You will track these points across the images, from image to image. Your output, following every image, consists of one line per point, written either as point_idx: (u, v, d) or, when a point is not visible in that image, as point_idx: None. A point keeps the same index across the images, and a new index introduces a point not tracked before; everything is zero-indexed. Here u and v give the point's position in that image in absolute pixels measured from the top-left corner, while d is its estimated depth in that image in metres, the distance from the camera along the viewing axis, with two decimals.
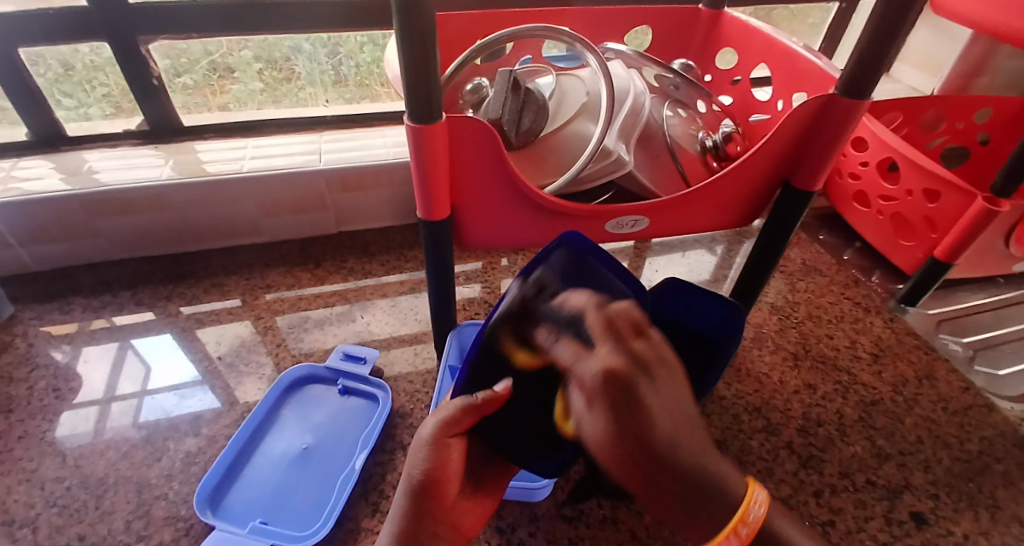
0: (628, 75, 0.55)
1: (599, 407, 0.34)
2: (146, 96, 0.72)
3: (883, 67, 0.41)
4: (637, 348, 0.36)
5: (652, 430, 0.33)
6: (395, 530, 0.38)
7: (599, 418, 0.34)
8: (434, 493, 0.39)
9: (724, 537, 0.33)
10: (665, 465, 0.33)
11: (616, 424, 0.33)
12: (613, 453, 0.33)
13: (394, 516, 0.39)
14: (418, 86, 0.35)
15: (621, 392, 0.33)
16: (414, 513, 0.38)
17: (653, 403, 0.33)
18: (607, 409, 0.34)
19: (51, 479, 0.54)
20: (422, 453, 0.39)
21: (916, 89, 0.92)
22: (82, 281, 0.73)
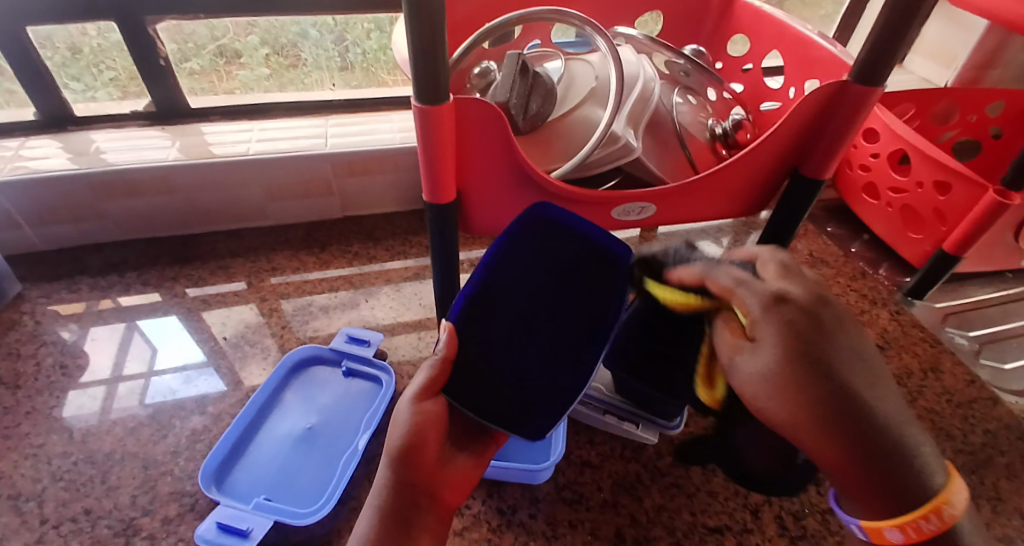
0: (638, 61, 0.55)
1: (772, 344, 0.31)
2: (152, 75, 0.71)
3: (897, 55, 0.40)
4: (797, 297, 0.32)
5: (835, 370, 0.30)
6: (378, 502, 0.35)
7: (773, 341, 0.31)
8: (417, 458, 0.37)
9: (914, 520, 0.29)
10: (849, 404, 0.29)
11: (804, 377, 0.30)
12: (798, 419, 0.29)
13: (378, 491, 0.36)
14: (427, 67, 0.35)
15: (800, 348, 0.30)
16: (398, 481, 0.36)
17: (840, 357, 0.30)
18: (789, 368, 0.30)
19: (59, 454, 0.54)
20: (406, 414, 0.38)
21: (928, 80, 0.90)
22: (90, 261, 0.74)
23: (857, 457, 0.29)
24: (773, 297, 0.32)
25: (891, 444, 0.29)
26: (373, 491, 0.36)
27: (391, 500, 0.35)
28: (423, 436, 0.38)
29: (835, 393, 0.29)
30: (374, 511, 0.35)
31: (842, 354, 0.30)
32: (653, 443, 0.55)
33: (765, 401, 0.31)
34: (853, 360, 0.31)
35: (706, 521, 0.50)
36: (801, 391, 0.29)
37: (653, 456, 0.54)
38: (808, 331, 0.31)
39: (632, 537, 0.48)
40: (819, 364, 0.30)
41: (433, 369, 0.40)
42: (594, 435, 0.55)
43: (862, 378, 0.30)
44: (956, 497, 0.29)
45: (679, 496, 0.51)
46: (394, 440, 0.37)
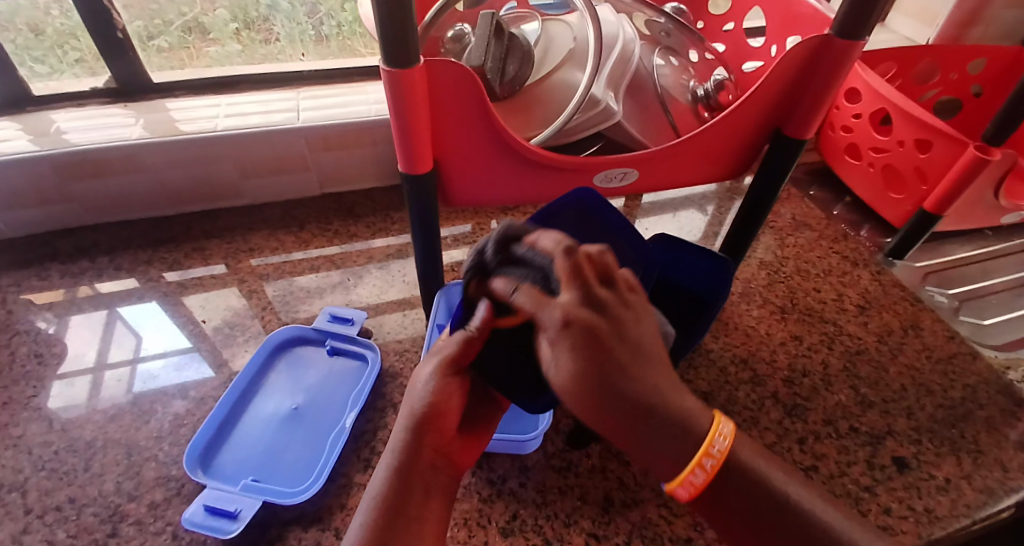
0: (618, 21, 0.53)
1: (569, 357, 0.31)
2: (114, 52, 0.68)
3: (879, 7, 0.39)
4: (597, 291, 0.33)
5: (632, 346, 0.32)
6: (393, 463, 0.36)
7: (567, 363, 0.32)
8: (437, 428, 0.38)
9: (688, 472, 0.32)
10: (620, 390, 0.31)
11: (591, 364, 0.31)
12: (582, 396, 0.31)
13: (391, 453, 0.37)
14: (393, 29, 0.34)
15: (587, 343, 0.31)
16: (413, 449, 0.37)
17: (631, 334, 0.32)
18: (573, 353, 0.31)
19: (39, 444, 0.53)
20: (430, 386, 0.38)
21: (910, 39, 0.90)
22: (60, 247, 0.71)
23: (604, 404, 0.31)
24: (594, 271, 0.34)
25: (658, 408, 0.32)
26: (386, 452, 0.37)
27: (404, 466, 0.36)
28: (442, 411, 0.38)
29: (605, 381, 0.31)
30: (387, 471, 0.36)
31: (631, 342, 0.32)
32: None
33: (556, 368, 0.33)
34: (652, 340, 0.33)
35: None
36: (592, 375, 0.31)
37: None
38: (600, 328, 0.32)
39: (621, 502, 0.49)
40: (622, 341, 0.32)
41: (462, 342, 0.38)
42: None
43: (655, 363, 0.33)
44: (722, 430, 0.32)
45: None
46: (416, 406, 0.37)
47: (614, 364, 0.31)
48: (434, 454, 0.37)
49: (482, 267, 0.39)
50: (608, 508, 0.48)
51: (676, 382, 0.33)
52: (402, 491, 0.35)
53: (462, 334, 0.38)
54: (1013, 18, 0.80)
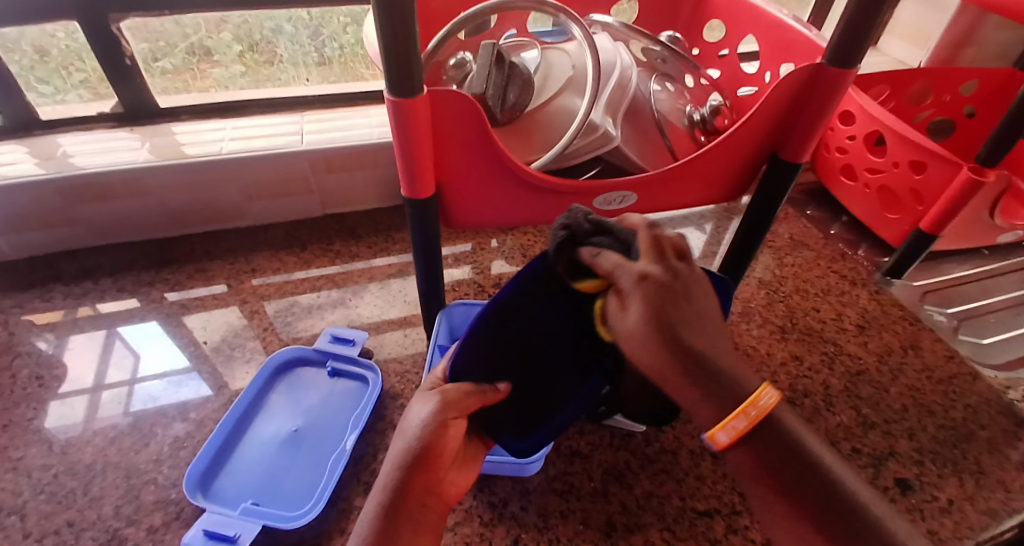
0: (615, 49, 0.54)
1: (638, 306, 0.32)
2: (121, 76, 0.69)
3: (871, 35, 0.41)
4: (674, 262, 0.34)
5: (696, 310, 0.32)
6: (382, 499, 0.36)
7: (638, 311, 0.32)
8: (430, 465, 0.38)
9: (732, 416, 0.31)
10: (677, 341, 0.31)
11: (658, 313, 0.31)
12: (642, 344, 0.32)
13: (383, 489, 0.37)
14: (397, 59, 0.34)
15: (659, 294, 0.32)
16: (403, 485, 0.36)
17: (690, 325, 0.32)
18: (642, 304, 0.32)
19: (38, 467, 0.53)
20: (423, 427, 0.38)
21: (902, 62, 0.91)
22: (63, 268, 0.72)
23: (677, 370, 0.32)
24: (672, 252, 0.35)
25: (714, 367, 0.31)
26: (377, 486, 0.37)
27: (394, 499, 0.36)
28: (436, 450, 0.38)
29: (667, 327, 0.31)
30: (377, 508, 0.36)
31: (692, 316, 0.32)
32: (640, 431, 0.55)
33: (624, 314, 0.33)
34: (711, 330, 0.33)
35: (696, 505, 0.50)
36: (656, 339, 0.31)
37: (641, 444, 0.54)
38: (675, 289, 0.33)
39: (623, 525, 0.49)
40: (692, 301, 0.32)
41: (463, 391, 0.40)
42: (584, 426, 0.56)
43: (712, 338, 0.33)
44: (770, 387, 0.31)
45: (668, 482, 0.51)
46: (409, 444, 0.38)
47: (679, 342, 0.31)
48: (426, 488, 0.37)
49: (559, 237, 0.39)
50: (610, 532, 0.48)
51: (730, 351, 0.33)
52: (391, 523, 0.35)
53: (470, 386, 0.41)
54: (1004, 41, 0.82)
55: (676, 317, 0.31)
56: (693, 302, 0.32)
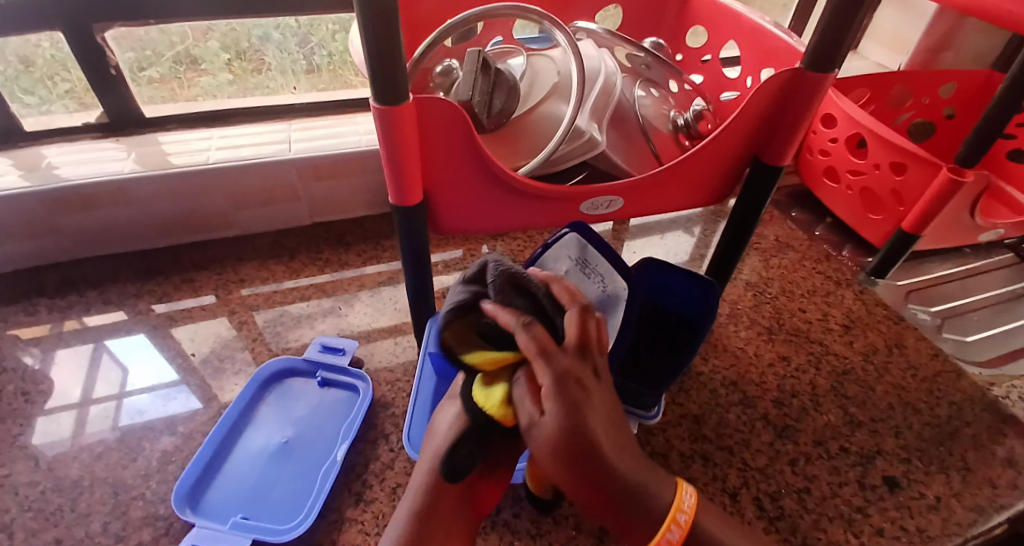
0: (600, 55, 0.55)
1: (557, 414, 0.33)
2: (106, 87, 0.69)
3: (848, 42, 0.41)
4: (592, 354, 0.36)
5: (600, 440, 0.33)
6: (412, 504, 0.38)
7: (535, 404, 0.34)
8: (460, 468, 0.40)
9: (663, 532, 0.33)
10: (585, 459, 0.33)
11: (563, 424, 0.33)
12: (547, 452, 0.33)
13: (414, 493, 0.39)
14: (383, 68, 0.35)
15: (569, 396, 0.33)
16: (432, 490, 0.38)
17: (590, 420, 0.33)
18: (550, 404, 0.33)
19: (23, 484, 0.52)
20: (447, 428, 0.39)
21: (883, 65, 0.93)
22: (48, 282, 0.71)
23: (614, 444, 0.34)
24: (580, 344, 0.36)
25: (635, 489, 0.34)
26: (407, 493, 0.39)
27: (425, 503, 0.38)
28: (462, 453, 0.39)
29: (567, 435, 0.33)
30: (410, 512, 0.38)
31: (591, 417, 0.33)
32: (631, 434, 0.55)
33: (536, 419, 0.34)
34: (602, 425, 0.34)
35: None
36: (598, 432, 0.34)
37: None
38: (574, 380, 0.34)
39: (615, 529, 0.49)
40: (591, 438, 0.33)
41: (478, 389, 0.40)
42: None
43: (624, 438, 0.35)
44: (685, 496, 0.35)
45: None
46: (435, 448, 0.39)
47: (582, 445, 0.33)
48: (455, 500, 0.39)
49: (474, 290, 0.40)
50: (603, 537, 0.48)
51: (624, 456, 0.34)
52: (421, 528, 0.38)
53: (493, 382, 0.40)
54: (980, 44, 0.84)
55: (590, 445, 0.33)
56: (579, 410, 0.33)
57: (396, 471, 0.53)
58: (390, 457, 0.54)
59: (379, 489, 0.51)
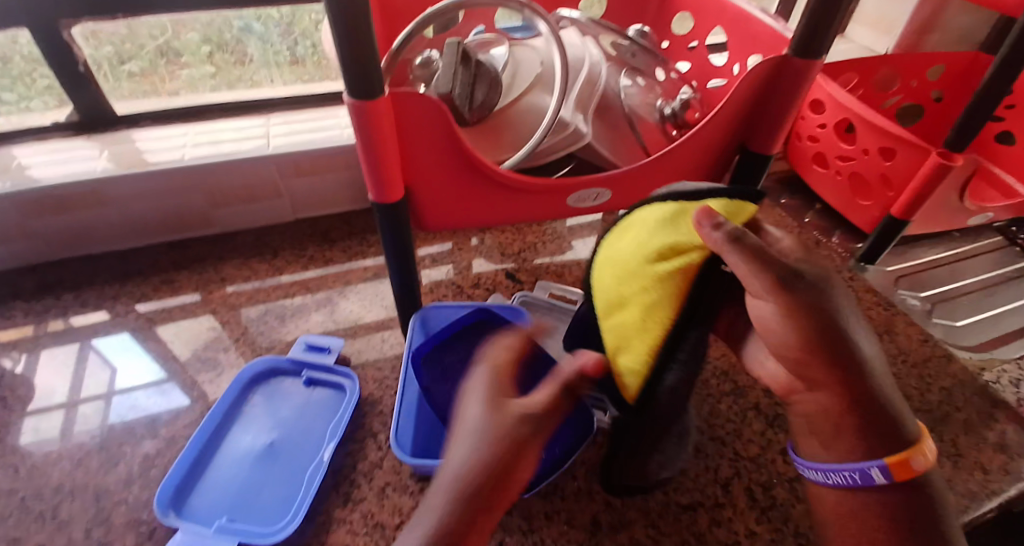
0: (582, 44, 0.53)
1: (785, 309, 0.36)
2: (75, 83, 0.66)
3: (834, 26, 0.41)
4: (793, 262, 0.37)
5: (859, 366, 0.36)
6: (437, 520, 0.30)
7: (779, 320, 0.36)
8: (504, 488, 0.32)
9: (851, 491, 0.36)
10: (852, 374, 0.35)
11: (815, 335, 0.35)
12: (804, 347, 0.36)
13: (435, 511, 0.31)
14: (354, 60, 0.33)
15: (817, 307, 0.35)
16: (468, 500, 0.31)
17: (857, 340, 0.36)
18: (793, 320, 0.36)
19: (3, 492, 0.51)
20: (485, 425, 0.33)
21: (870, 48, 0.92)
22: (23, 284, 0.69)
23: (843, 406, 0.35)
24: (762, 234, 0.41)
25: (877, 415, 0.35)
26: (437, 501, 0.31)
27: (458, 513, 0.31)
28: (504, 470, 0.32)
29: (848, 357, 0.35)
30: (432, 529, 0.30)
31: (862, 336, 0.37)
32: None
33: (783, 334, 0.37)
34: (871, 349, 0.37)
35: (679, 499, 0.50)
36: (801, 343, 0.36)
37: None
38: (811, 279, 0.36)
39: (608, 523, 0.48)
40: (851, 336, 0.36)
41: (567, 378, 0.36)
42: None
43: (875, 358, 0.37)
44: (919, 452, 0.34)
45: None
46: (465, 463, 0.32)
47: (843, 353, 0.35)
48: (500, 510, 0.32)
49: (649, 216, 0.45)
50: (596, 531, 0.48)
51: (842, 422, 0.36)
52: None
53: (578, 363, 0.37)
54: (968, 25, 0.83)
55: (856, 365, 0.35)
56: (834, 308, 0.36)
57: (384, 470, 0.52)
58: (378, 457, 0.53)
59: (368, 489, 0.51)
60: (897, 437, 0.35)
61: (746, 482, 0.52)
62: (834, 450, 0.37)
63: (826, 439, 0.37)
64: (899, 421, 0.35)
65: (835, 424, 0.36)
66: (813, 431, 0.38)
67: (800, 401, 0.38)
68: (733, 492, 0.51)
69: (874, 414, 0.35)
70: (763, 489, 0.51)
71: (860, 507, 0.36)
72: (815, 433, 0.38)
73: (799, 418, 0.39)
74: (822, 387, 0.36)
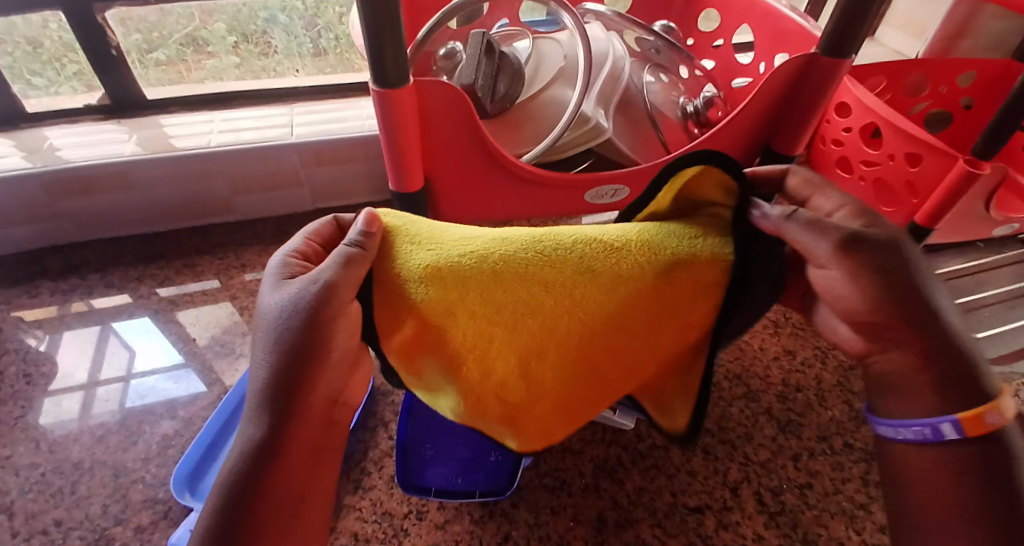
0: (608, 39, 0.53)
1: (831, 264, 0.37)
2: (106, 68, 0.68)
3: (864, 26, 0.40)
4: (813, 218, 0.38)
5: (937, 320, 0.37)
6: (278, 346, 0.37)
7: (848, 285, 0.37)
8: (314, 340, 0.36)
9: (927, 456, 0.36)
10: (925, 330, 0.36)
11: (878, 286, 0.36)
12: (873, 306, 0.37)
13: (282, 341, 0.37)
14: (380, 48, 0.33)
15: (864, 266, 0.36)
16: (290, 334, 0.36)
17: (929, 292, 0.37)
18: (857, 282, 0.37)
19: (26, 465, 0.53)
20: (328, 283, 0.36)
21: (899, 52, 0.91)
22: (50, 264, 0.71)
23: (921, 362, 0.37)
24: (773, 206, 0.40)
25: (953, 371, 0.36)
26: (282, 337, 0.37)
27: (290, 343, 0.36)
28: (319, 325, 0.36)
29: (913, 310, 0.36)
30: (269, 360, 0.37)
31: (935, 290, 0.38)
32: (630, 428, 0.54)
33: (844, 290, 0.38)
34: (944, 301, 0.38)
35: (687, 501, 0.50)
36: (868, 305, 0.37)
37: (633, 440, 0.54)
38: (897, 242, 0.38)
39: (615, 521, 0.48)
40: (915, 288, 0.37)
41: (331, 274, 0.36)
42: None
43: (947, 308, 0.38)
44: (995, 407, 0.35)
45: (660, 478, 0.51)
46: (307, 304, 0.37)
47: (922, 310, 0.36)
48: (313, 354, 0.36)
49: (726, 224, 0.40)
50: (603, 529, 0.48)
51: (921, 382, 0.36)
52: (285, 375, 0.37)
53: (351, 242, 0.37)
54: (1001, 30, 0.81)
55: (932, 317, 0.37)
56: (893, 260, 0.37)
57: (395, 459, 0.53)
58: (389, 445, 0.54)
59: (378, 477, 0.51)
60: (969, 393, 0.36)
61: (756, 486, 0.51)
62: (911, 409, 0.37)
63: (904, 394, 0.37)
64: (980, 376, 0.36)
65: (924, 382, 0.36)
66: (890, 392, 0.38)
67: (878, 361, 0.39)
68: (742, 496, 0.50)
69: (945, 363, 0.36)
70: (772, 494, 0.51)
71: (939, 468, 0.35)
72: (892, 393, 0.38)
73: (876, 382, 0.39)
74: (899, 348, 0.37)
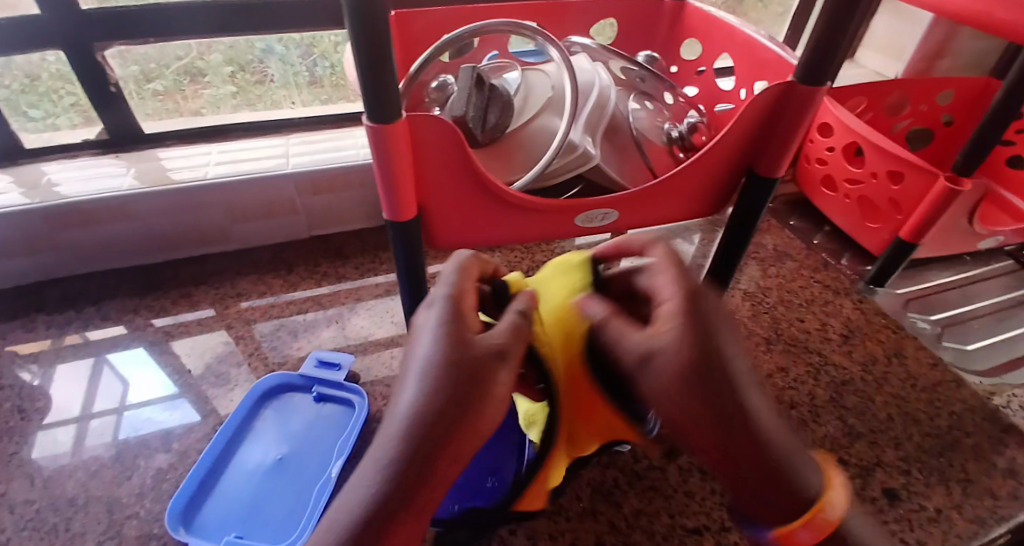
0: (593, 69, 0.55)
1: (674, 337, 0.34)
2: (105, 104, 0.70)
3: (838, 54, 0.42)
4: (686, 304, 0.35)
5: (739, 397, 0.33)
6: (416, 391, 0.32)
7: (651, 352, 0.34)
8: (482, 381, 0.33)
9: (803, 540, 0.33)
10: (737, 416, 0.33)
11: (686, 366, 0.33)
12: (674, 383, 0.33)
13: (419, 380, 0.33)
14: (373, 86, 0.35)
15: (702, 342, 0.34)
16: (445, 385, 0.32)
17: (734, 366, 0.34)
18: (683, 360, 0.33)
19: (21, 502, 0.52)
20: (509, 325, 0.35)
21: (880, 73, 0.92)
22: (46, 297, 0.71)
23: (724, 449, 0.33)
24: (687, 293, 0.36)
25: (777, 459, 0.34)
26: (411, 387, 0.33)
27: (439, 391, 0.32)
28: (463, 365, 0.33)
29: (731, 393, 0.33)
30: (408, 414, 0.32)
31: (732, 361, 0.34)
32: (626, 450, 0.55)
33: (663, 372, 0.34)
34: (746, 368, 0.35)
35: (685, 523, 0.50)
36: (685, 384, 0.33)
37: (630, 462, 0.54)
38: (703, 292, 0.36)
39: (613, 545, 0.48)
40: (730, 367, 0.34)
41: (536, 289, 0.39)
42: None
43: (750, 379, 0.35)
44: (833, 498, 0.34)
45: (657, 499, 0.51)
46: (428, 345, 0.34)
47: (722, 413, 0.33)
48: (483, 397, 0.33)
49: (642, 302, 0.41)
50: None
51: (745, 465, 0.33)
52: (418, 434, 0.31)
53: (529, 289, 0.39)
54: (977, 50, 0.84)
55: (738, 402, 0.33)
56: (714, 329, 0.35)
57: None
58: None
59: None
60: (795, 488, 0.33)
61: None
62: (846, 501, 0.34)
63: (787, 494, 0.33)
64: (784, 474, 0.33)
65: (752, 474, 0.33)
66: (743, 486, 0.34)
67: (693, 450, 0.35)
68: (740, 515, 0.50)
69: (758, 464, 0.33)
70: None
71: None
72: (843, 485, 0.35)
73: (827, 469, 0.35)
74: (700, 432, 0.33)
